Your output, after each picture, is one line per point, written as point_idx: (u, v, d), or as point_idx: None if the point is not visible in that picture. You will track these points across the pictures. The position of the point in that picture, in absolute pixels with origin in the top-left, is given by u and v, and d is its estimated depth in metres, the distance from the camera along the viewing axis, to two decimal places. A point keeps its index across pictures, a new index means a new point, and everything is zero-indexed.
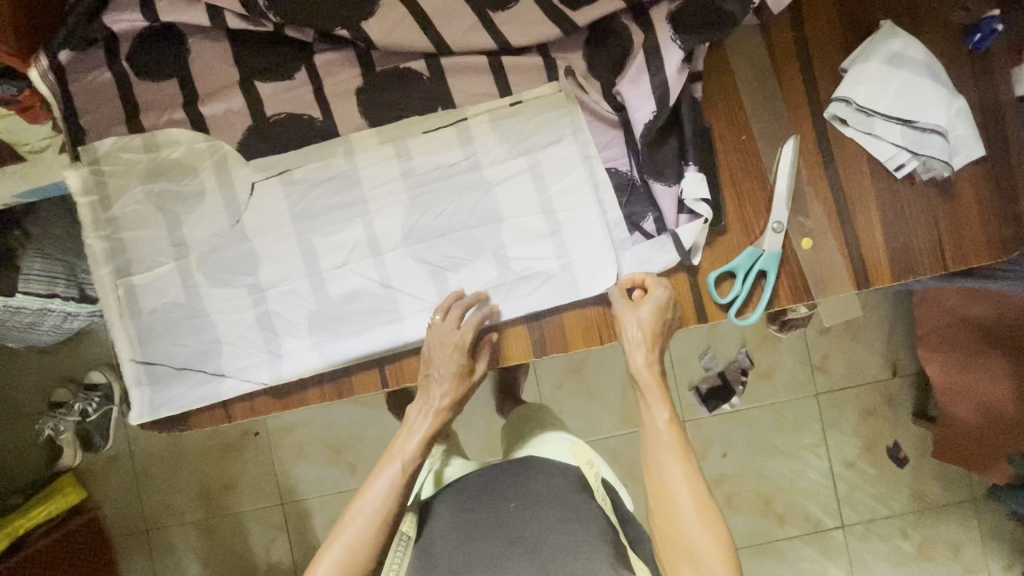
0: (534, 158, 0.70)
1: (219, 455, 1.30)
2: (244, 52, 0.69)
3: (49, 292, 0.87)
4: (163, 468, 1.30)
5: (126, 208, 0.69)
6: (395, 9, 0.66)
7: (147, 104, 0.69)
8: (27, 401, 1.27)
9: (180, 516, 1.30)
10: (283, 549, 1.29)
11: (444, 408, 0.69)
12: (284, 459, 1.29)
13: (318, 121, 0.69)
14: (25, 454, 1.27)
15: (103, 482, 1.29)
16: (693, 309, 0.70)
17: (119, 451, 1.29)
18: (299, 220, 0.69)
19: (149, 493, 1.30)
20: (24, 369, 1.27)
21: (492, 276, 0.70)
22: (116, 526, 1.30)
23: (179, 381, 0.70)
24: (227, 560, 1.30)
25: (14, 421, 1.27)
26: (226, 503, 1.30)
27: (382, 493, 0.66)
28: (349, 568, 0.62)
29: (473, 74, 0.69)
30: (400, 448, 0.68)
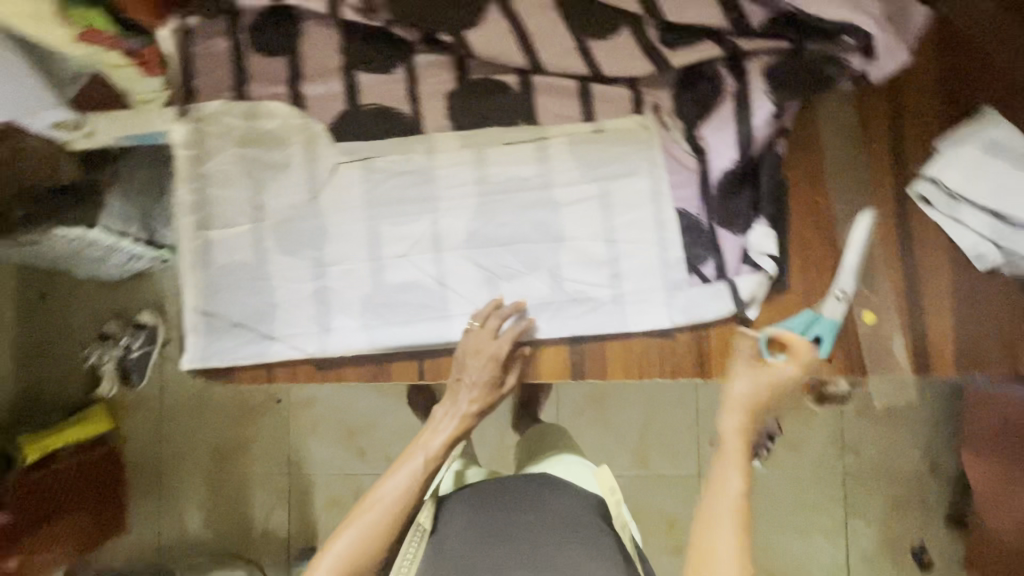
0: (605, 187, 0.71)
1: (243, 414, 1.35)
2: (351, 42, 0.73)
3: (123, 230, 0.96)
4: (187, 416, 1.36)
5: (218, 167, 0.74)
6: (499, 23, 0.69)
7: (255, 75, 0.74)
8: (78, 328, 1.35)
9: (192, 465, 1.36)
10: (282, 518, 1.33)
11: (472, 415, 0.70)
12: (299, 431, 1.34)
13: (406, 116, 0.73)
14: (66, 377, 1.35)
15: (129, 418, 1.37)
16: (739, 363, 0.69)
17: (150, 391, 1.36)
18: (371, 206, 0.72)
19: (169, 438, 1.36)
20: (82, 298, 1.36)
21: (544, 292, 0.70)
22: (133, 462, 1.36)
23: (232, 335, 0.72)
24: (227, 517, 1.35)
25: (64, 344, 1.35)
26: (237, 462, 1.35)
27: (399, 487, 0.66)
28: (360, 552, 0.64)
29: (561, 95, 0.72)
30: (426, 445, 0.69)
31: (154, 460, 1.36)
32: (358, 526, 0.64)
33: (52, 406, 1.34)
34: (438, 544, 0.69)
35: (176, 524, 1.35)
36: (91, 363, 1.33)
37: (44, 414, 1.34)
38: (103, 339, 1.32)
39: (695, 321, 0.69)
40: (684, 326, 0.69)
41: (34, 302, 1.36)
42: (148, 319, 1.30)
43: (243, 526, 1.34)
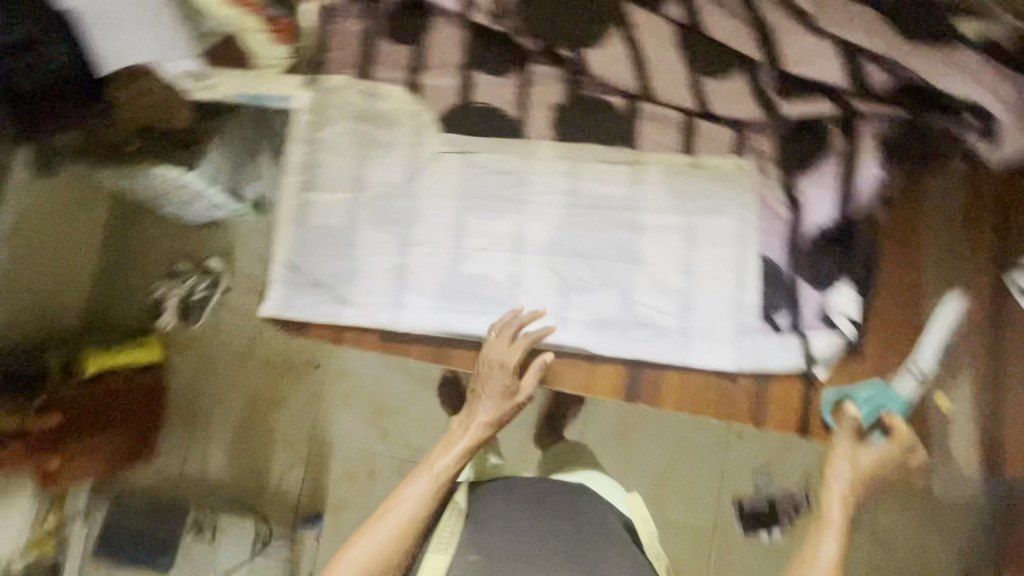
0: (693, 221, 0.71)
1: (281, 373, 1.42)
2: (475, 42, 0.78)
3: (212, 181, 1.06)
4: (230, 364, 1.44)
5: (331, 135, 0.79)
6: (620, 49, 0.72)
7: (381, 58, 0.79)
8: (150, 261, 1.45)
9: (225, 411, 1.43)
10: (297, 479, 1.39)
11: (483, 434, 0.72)
12: (330, 401, 1.40)
13: (513, 119, 0.76)
14: (128, 304, 1.44)
15: (176, 355, 1.45)
16: (794, 419, 0.68)
17: (201, 334, 1.44)
18: (463, 197, 0.75)
19: (210, 380, 1.44)
20: (159, 234, 1.45)
21: (613, 311, 0.71)
22: (171, 397, 1.43)
23: (311, 292, 0.76)
24: (246, 467, 1.41)
25: (133, 273, 1.44)
26: (267, 417, 1.42)
27: (413, 508, 0.67)
28: (380, 558, 0.65)
29: (665, 124, 0.73)
30: (431, 462, 0.70)
31: (189, 400, 1.44)
32: (375, 538, 0.66)
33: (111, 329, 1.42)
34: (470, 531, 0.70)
35: (198, 462, 1.42)
36: (156, 296, 1.41)
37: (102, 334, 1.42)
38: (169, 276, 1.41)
39: (761, 369, 0.68)
40: (749, 372, 0.68)
41: (114, 230, 1.44)
42: (215, 266, 1.40)
43: (259, 480, 1.40)
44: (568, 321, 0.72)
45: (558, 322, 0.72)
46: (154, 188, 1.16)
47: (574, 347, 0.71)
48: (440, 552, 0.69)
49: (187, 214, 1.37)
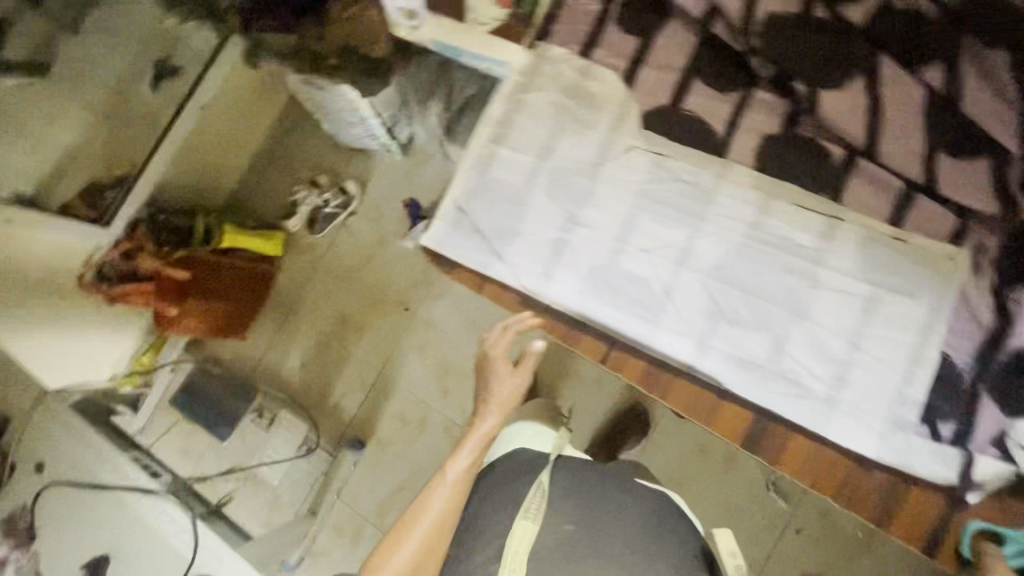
0: (877, 294, 0.67)
1: (376, 305, 1.71)
2: (705, 51, 0.76)
3: (378, 112, 1.43)
4: (335, 280, 1.74)
5: (534, 100, 0.81)
6: (860, 100, 0.69)
7: (605, 42, 0.80)
8: (297, 167, 1.77)
9: (314, 321, 1.75)
10: (355, 402, 1.69)
11: (487, 433, 0.83)
12: (405, 342, 1.68)
13: (718, 136, 0.74)
14: (272, 198, 1.78)
15: (292, 259, 1.77)
16: (924, 532, 0.63)
17: (319, 243, 1.76)
18: (643, 195, 0.75)
19: (313, 288, 1.76)
20: (313, 149, 1.77)
21: (760, 355, 0.68)
22: (278, 292, 1.78)
23: (470, 238, 0.79)
24: (318, 370, 1.73)
25: (282, 177, 1.78)
26: (350, 337, 1.72)
27: (439, 511, 0.78)
28: (435, 534, 0.77)
29: (882, 188, 0.68)
30: (447, 477, 0.80)
31: (292, 299, 1.77)
32: (408, 549, 0.76)
33: (252, 213, 1.78)
34: (557, 505, 0.80)
35: (280, 356, 1.76)
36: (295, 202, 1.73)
37: (248, 218, 1.75)
38: (311, 185, 1.73)
39: (903, 469, 0.63)
40: (888, 467, 0.64)
41: (277, 141, 1.78)
42: (352, 189, 1.71)
43: (325, 390, 1.71)
44: (709, 349, 0.69)
45: (697, 346, 0.70)
46: (342, 104, 1.42)
47: (706, 376, 0.69)
48: (528, 520, 0.78)
49: (342, 130, 1.62)
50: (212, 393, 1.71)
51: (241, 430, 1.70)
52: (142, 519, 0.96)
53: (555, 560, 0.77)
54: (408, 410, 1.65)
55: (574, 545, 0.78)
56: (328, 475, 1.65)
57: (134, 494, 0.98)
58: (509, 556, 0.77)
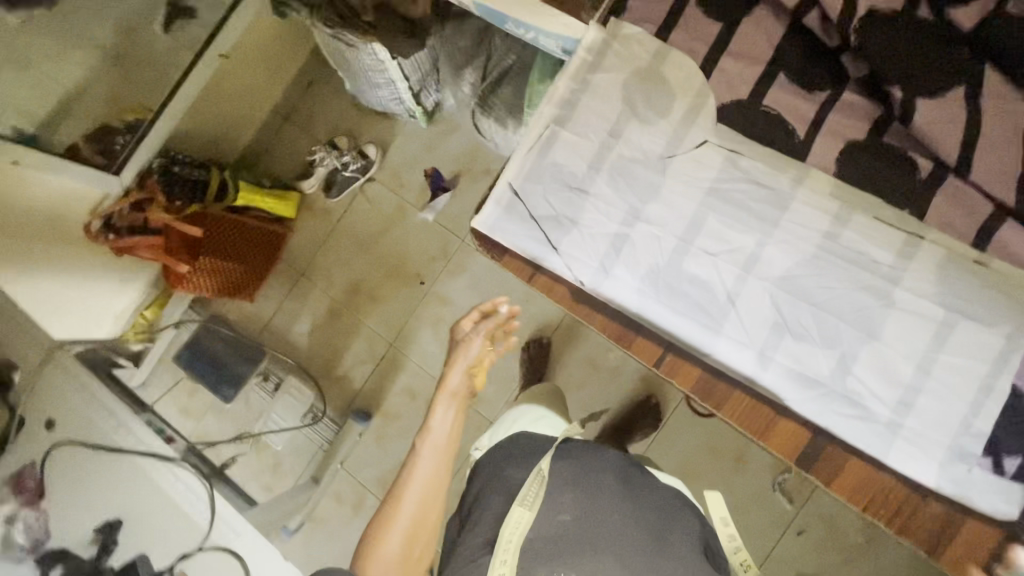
0: (952, 319, 0.64)
1: (392, 274, 1.66)
2: (793, 44, 0.71)
3: (407, 75, 1.37)
4: (349, 245, 1.69)
5: (602, 82, 0.75)
6: (958, 111, 0.65)
7: (684, 25, 0.74)
8: (319, 129, 1.69)
9: (328, 286, 1.70)
10: (366, 371, 1.65)
11: (459, 389, 0.90)
12: (420, 318, 1.63)
13: (797, 138, 0.70)
14: (289, 159, 1.70)
15: (307, 220, 1.71)
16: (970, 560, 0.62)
17: (336, 209, 1.70)
18: (712, 195, 0.71)
19: (328, 253, 1.70)
20: (336, 108, 1.68)
21: (823, 372, 0.66)
22: (290, 254, 1.72)
23: (524, 225, 0.75)
24: (328, 339, 1.68)
25: (304, 134, 1.70)
26: (362, 305, 1.67)
27: (431, 468, 0.84)
28: (427, 500, 0.83)
29: (968, 209, 0.65)
30: (432, 433, 0.86)
31: (304, 262, 1.71)
32: (410, 502, 0.82)
33: (266, 171, 1.70)
34: (557, 493, 0.76)
35: (289, 320, 1.71)
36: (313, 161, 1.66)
37: (262, 175, 1.69)
38: (330, 147, 1.65)
39: (959, 501, 0.62)
40: (944, 497, 0.63)
41: (297, 95, 1.69)
42: (372, 154, 1.64)
43: (333, 358, 1.67)
44: (770, 362, 0.67)
45: (759, 358, 0.67)
46: (370, 65, 1.36)
47: (765, 389, 0.67)
48: (525, 508, 0.74)
49: (366, 89, 1.51)
50: (215, 353, 1.66)
51: (247, 393, 1.67)
52: (155, 481, 0.96)
53: (550, 556, 0.71)
54: (417, 384, 1.62)
55: (569, 541, 0.72)
56: (331, 447, 1.61)
57: (149, 458, 0.97)
58: (503, 540, 0.72)
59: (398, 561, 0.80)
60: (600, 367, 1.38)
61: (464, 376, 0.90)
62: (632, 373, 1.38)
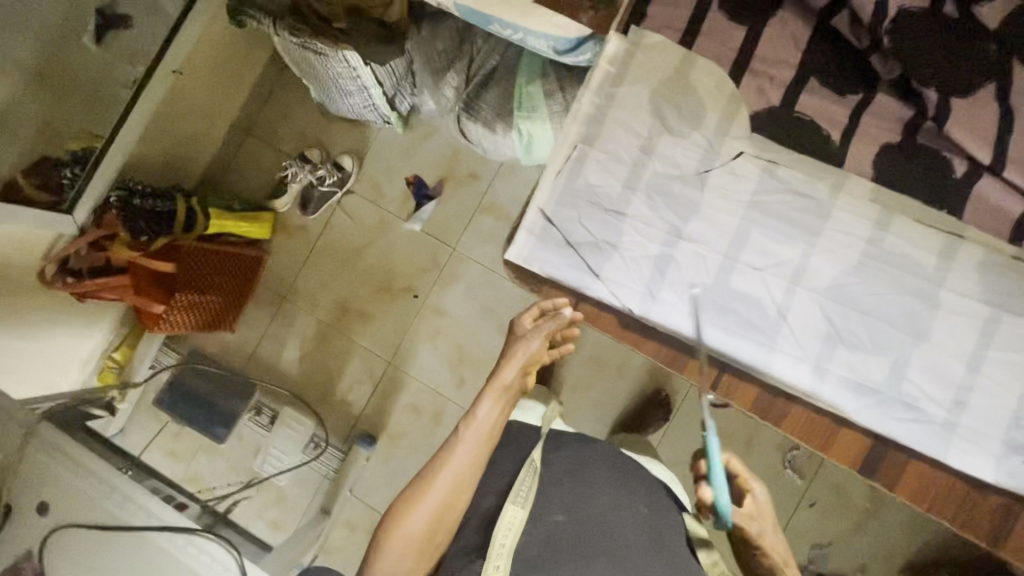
0: (996, 315, 0.65)
1: (382, 288, 1.44)
2: (819, 47, 0.70)
3: (381, 82, 1.17)
4: (331, 263, 1.47)
5: (628, 96, 0.72)
6: (990, 109, 0.65)
7: (708, 31, 0.71)
8: (285, 138, 1.48)
9: (313, 306, 1.47)
10: (364, 395, 1.44)
11: (511, 385, 0.76)
12: (417, 334, 1.43)
13: (832, 144, 0.69)
14: (256, 173, 1.49)
15: (285, 241, 1.48)
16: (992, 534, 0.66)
17: (313, 225, 1.47)
18: (754, 208, 0.69)
19: (309, 271, 1.48)
20: (299, 110, 1.48)
21: (878, 379, 0.66)
22: (267, 277, 1.49)
23: (563, 253, 0.71)
24: (317, 366, 1.46)
25: (265, 144, 1.49)
26: (353, 327, 1.45)
27: (468, 456, 0.72)
28: (457, 490, 0.71)
29: (1003, 206, 0.66)
30: (475, 423, 0.74)
31: (285, 285, 1.48)
32: (440, 490, 0.70)
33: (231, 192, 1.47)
34: (546, 491, 0.76)
35: (275, 348, 1.48)
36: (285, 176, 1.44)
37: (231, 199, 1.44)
38: (302, 160, 1.43)
39: (1015, 492, 0.64)
40: (1001, 489, 0.65)
41: (256, 106, 1.47)
42: (348, 165, 1.43)
43: (330, 380, 1.45)
44: (826, 374, 0.67)
45: (815, 372, 0.67)
46: (337, 71, 1.15)
47: (823, 402, 0.67)
48: (517, 506, 0.72)
49: (333, 103, 1.35)
50: (202, 392, 1.43)
51: (239, 430, 1.45)
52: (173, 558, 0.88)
53: (541, 554, 0.71)
54: (422, 401, 1.42)
55: (564, 542, 0.72)
56: (338, 475, 1.41)
57: (164, 534, 0.89)
58: (497, 540, 0.69)
59: (417, 545, 0.69)
60: (608, 364, 1.23)
61: (519, 375, 0.77)
62: (640, 364, 1.24)
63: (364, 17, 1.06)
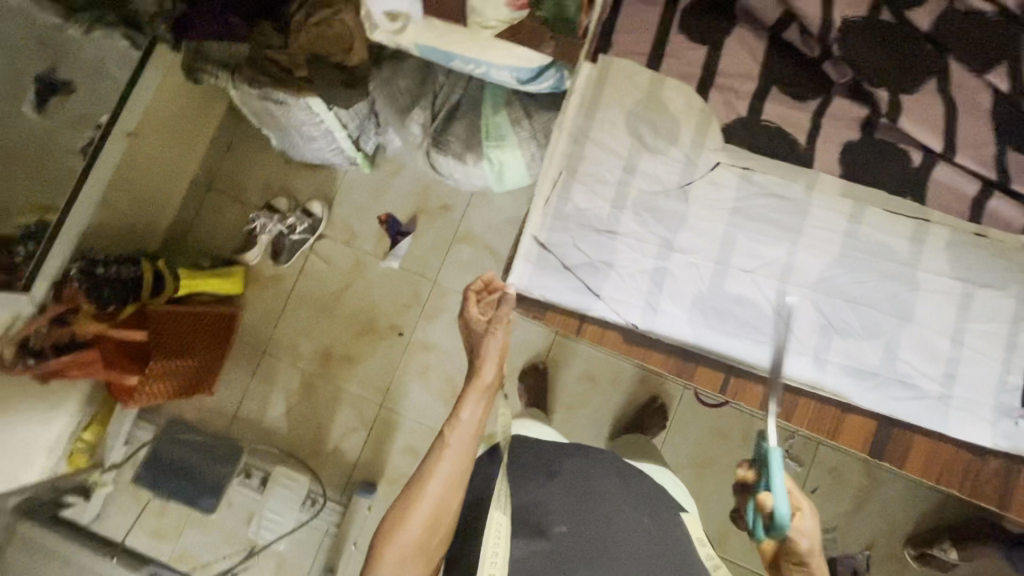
0: (969, 290, 0.70)
1: (365, 329, 1.41)
2: (775, 58, 0.75)
3: (345, 124, 1.15)
4: (310, 312, 1.43)
5: (604, 120, 0.75)
6: (934, 102, 0.71)
7: (671, 52, 0.76)
8: (250, 189, 1.44)
9: (296, 358, 1.43)
10: (358, 443, 1.38)
11: (490, 381, 0.71)
12: (406, 371, 1.39)
13: (799, 146, 0.73)
14: (220, 230, 1.43)
15: (258, 293, 1.44)
16: (991, 493, 0.69)
17: (288, 274, 1.43)
18: (736, 214, 0.72)
19: (286, 322, 1.43)
20: (262, 161, 1.44)
21: (874, 362, 0.70)
22: (244, 333, 1.43)
23: (560, 278, 0.73)
24: (306, 419, 1.40)
25: (230, 198, 1.44)
26: (338, 373, 1.41)
27: (457, 458, 0.68)
28: (451, 493, 0.66)
29: (959, 188, 0.72)
30: (460, 427, 0.69)
31: (262, 339, 1.43)
32: (432, 498, 0.65)
33: (198, 252, 1.42)
34: (542, 499, 0.70)
35: (259, 406, 1.42)
36: (252, 230, 1.40)
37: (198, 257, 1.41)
38: (268, 211, 1.40)
39: (1014, 453, 0.68)
40: (1000, 452, 0.68)
41: (214, 159, 1.43)
42: (318, 210, 1.40)
43: (320, 431, 1.40)
44: (826, 364, 0.70)
45: (816, 364, 0.70)
46: (298, 122, 1.12)
47: (828, 392, 0.70)
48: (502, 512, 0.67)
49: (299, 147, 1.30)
50: (184, 461, 1.34)
51: (227, 498, 1.37)
52: None
53: (543, 567, 0.64)
54: (419, 441, 1.37)
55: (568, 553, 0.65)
56: (339, 530, 1.34)
57: None
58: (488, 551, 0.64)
59: (414, 556, 0.64)
60: (600, 379, 1.22)
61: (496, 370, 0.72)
62: (632, 373, 1.23)
63: (325, 64, 1.01)
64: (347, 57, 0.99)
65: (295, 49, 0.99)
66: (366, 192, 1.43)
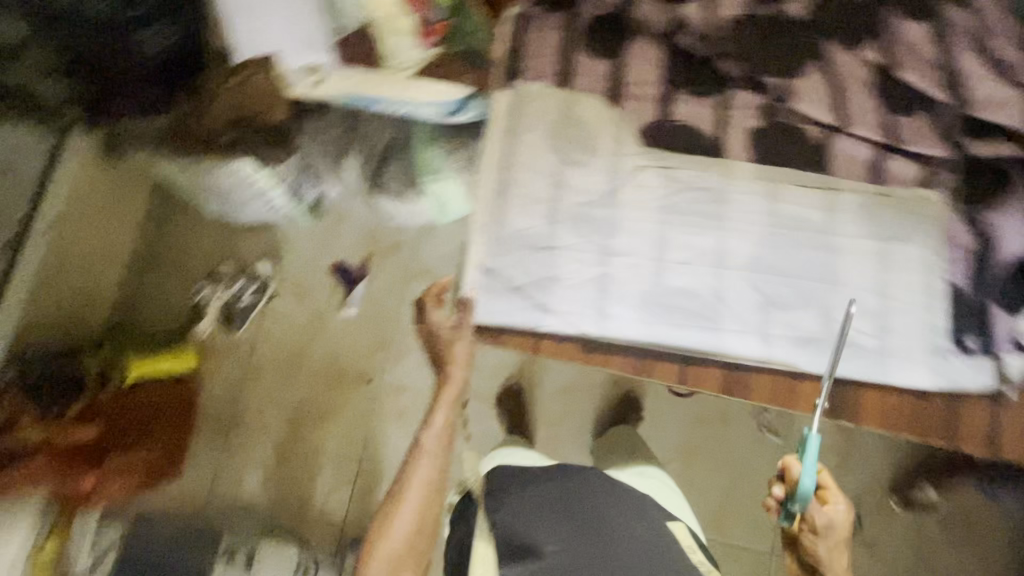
0: (884, 247, 0.75)
1: (334, 383, 1.38)
2: (673, 62, 0.79)
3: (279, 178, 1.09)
4: (274, 375, 1.38)
5: (526, 141, 0.78)
6: (818, 83, 0.78)
7: (577, 70, 0.80)
8: (192, 262, 1.40)
9: (265, 426, 1.37)
10: (344, 501, 1.34)
11: (455, 387, 0.81)
12: (383, 418, 1.36)
13: (709, 139, 0.78)
14: (166, 308, 1.38)
15: (216, 365, 1.39)
16: (943, 430, 0.73)
17: (245, 341, 1.39)
18: (665, 211, 0.76)
19: (250, 390, 1.38)
20: (201, 231, 1.40)
21: (815, 329, 0.73)
22: (207, 409, 1.37)
23: (509, 299, 0.74)
24: (286, 487, 1.35)
25: (171, 274, 1.39)
26: (312, 432, 1.37)
27: (431, 460, 0.78)
28: (429, 490, 0.77)
29: (857, 156, 0.77)
30: (431, 429, 0.80)
31: (228, 412, 1.38)
32: (413, 500, 0.77)
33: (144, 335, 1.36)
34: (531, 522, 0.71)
35: (234, 482, 1.36)
36: (198, 301, 1.36)
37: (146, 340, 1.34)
38: (214, 280, 1.37)
39: (954, 390, 0.72)
40: (943, 392, 0.72)
41: (151, 236, 1.39)
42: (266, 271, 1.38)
43: (302, 497, 1.35)
44: (772, 338, 0.73)
45: (762, 340, 0.73)
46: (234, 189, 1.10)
47: (778, 364, 0.73)
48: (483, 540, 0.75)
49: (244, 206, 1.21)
50: None
51: None
52: None
53: None
54: None
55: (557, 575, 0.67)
56: None
57: None
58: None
59: (406, 549, 0.76)
60: (575, 390, 1.23)
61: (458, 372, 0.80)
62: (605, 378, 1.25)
63: (246, 128, 1.01)
64: (266, 112, 0.99)
65: (213, 119, 0.99)
66: (314, 245, 1.41)
